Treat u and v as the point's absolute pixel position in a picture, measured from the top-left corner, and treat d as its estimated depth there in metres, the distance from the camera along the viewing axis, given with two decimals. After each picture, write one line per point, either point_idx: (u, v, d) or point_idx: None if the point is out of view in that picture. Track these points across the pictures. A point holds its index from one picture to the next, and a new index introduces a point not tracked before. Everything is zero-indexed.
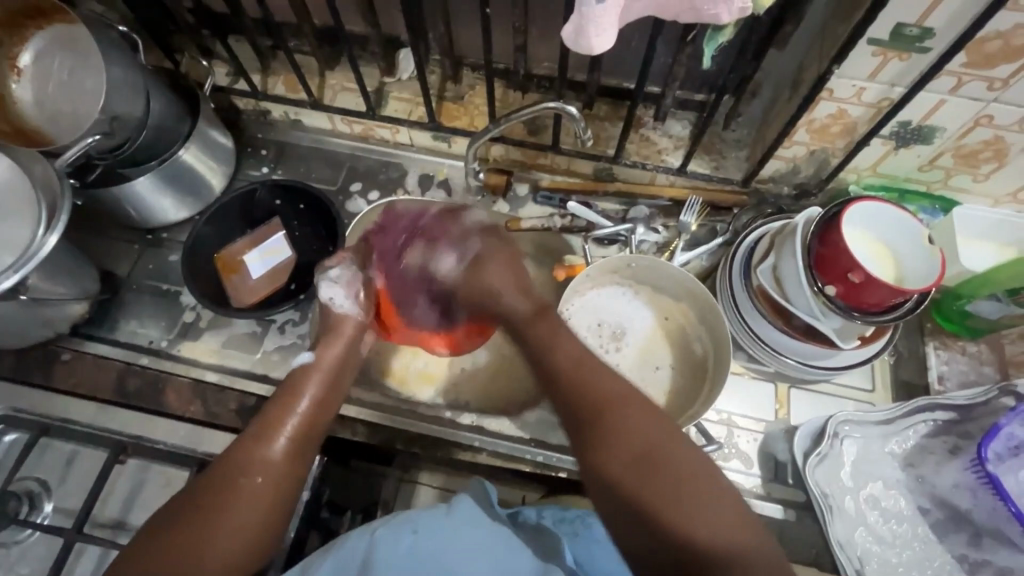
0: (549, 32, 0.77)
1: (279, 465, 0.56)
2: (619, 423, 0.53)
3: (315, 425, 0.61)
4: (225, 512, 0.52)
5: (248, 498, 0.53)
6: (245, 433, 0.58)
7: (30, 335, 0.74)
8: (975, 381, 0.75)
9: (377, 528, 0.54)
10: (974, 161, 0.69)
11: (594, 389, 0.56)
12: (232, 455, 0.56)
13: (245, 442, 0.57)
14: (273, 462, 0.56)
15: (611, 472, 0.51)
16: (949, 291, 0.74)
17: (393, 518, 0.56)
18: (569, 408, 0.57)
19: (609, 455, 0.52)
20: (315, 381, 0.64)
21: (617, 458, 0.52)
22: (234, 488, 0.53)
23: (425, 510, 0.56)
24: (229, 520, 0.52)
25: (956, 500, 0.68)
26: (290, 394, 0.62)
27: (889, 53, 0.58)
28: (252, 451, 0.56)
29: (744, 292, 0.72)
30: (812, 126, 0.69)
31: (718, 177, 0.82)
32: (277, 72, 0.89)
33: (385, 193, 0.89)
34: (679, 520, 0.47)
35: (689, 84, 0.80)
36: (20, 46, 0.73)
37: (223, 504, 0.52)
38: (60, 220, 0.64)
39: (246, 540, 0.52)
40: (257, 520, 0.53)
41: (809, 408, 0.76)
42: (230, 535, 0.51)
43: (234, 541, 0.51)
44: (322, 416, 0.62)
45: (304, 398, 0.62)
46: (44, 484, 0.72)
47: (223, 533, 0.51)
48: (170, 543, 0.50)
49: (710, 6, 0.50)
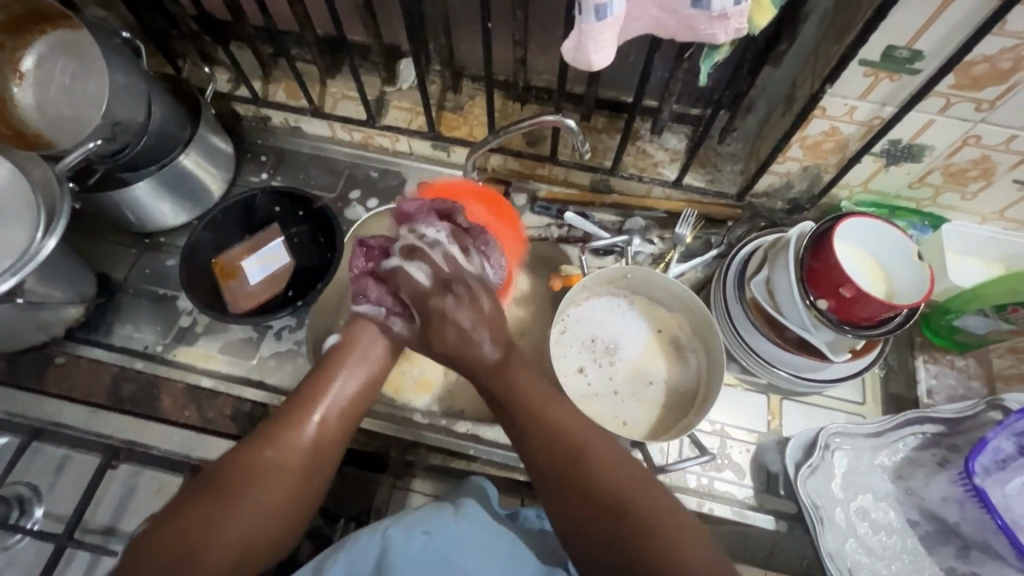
0: (549, 45, 0.78)
1: (308, 450, 0.57)
2: (594, 459, 0.54)
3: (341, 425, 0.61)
4: (249, 491, 0.53)
5: (271, 478, 0.55)
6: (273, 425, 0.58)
7: (24, 338, 0.74)
8: (963, 395, 0.76)
9: (387, 528, 0.55)
10: (962, 179, 0.70)
11: (567, 429, 0.57)
12: (262, 437, 0.57)
13: (277, 423, 0.58)
14: (302, 446, 0.57)
15: (588, 515, 0.52)
16: (938, 305, 0.75)
17: (402, 518, 0.56)
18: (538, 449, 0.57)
19: (582, 499, 0.52)
20: (354, 368, 0.64)
21: (593, 501, 0.52)
22: (258, 469, 0.55)
23: (432, 511, 0.57)
24: (251, 499, 0.53)
25: (944, 513, 0.69)
26: (324, 381, 0.62)
27: (880, 73, 0.60)
28: (281, 433, 0.57)
29: (738, 304, 0.73)
30: (805, 142, 0.71)
31: (712, 191, 0.83)
32: (277, 79, 0.90)
33: (383, 200, 0.90)
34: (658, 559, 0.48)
35: (685, 98, 0.81)
36: (22, 49, 0.73)
37: (249, 484, 0.53)
38: (60, 224, 0.64)
39: (264, 523, 0.53)
40: (278, 503, 0.54)
41: (802, 420, 0.76)
42: (249, 514, 0.52)
43: (253, 522, 0.52)
44: (348, 416, 0.62)
45: (341, 385, 0.62)
46: (36, 488, 0.72)
47: (239, 520, 0.52)
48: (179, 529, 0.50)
49: (707, 26, 0.51)
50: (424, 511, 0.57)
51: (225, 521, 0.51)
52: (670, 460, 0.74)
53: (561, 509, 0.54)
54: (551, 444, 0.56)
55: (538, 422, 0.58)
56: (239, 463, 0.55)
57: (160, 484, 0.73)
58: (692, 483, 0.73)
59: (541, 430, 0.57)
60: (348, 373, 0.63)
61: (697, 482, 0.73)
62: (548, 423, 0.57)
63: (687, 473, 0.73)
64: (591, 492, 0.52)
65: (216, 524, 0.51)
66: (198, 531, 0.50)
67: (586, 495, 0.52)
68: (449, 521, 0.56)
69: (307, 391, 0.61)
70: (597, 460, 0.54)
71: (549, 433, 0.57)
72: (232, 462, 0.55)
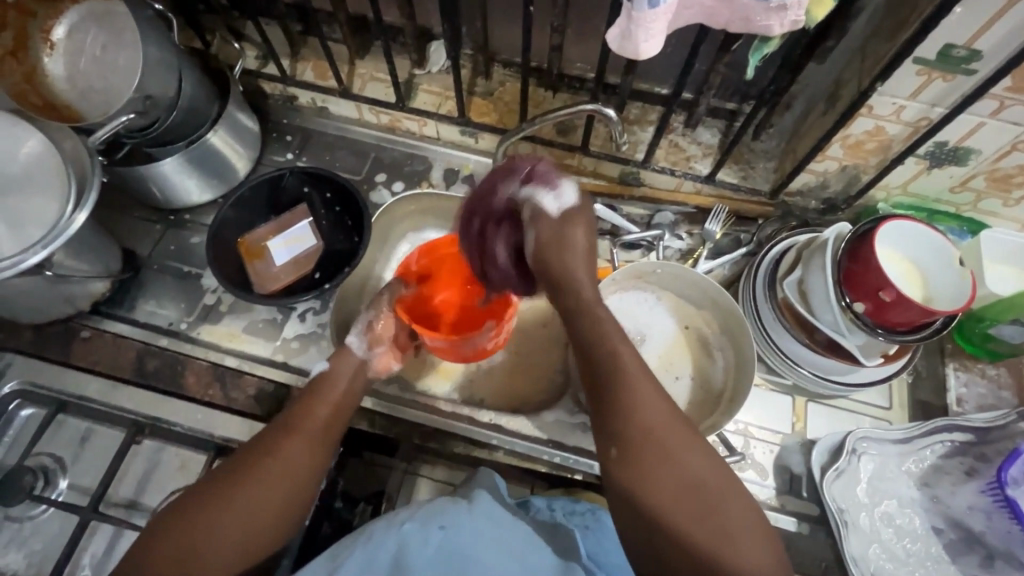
0: (586, 32, 0.76)
1: (294, 461, 0.57)
2: (661, 426, 0.53)
3: (332, 432, 0.62)
4: (235, 505, 0.53)
5: (264, 491, 0.54)
6: (270, 435, 0.59)
7: (50, 310, 0.74)
8: (992, 405, 0.75)
9: (405, 522, 0.53)
10: (1005, 185, 0.69)
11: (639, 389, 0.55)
12: (254, 448, 0.57)
13: (267, 436, 0.58)
14: (290, 455, 0.57)
15: (639, 488, 0.51)
16: (972, 313, 0.74)
17: (416, 511, 0.55)
18: (611, 401, 0.55)
19: (641, 486, 0.51)
20: (335, 389, 0.64)
21: (649, 486, 0.51)
22: (246, 481, 0.54)
23: (447, 504, 0.56)
24: (239, 514, 0.53)
25: (969, 522, 0.69)
26: (311, 396, 0.63)
27: (934, 73, 0.58)
28: (272, 443, 0.57)
29: (768, 304, 0.72)
30: (847, 141, 0.69)
31: (745, 187, 0.81)
32: (306, 58, 0.88)
33: (408, 185, 0.89)
34: (701, 552, 0.48)
35: (723, 92, 0.79)
36: (54, 18, 0.72)
37: (228, 501, 0.53)
38: (90, 197, 0.64)
39: (257, 535, 0.53)
40: (268, 519, 0.54)
41: (826, 422, 0.76)
42: (236, 525, 0.52)
43: (242, 533, 0.53)
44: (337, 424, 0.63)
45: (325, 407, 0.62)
46: (59, 459, 0.73)
47: (232, 527, 0.52)
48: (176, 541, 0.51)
49: (762, 17, 0.50)
50: (439, 504, 0.56)
51: (215, 536, 0.51)
52: None
53: (619, 472, 0.53)
54: (621, 414, 0.54)
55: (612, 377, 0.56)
56: (227, 474, 0.55)
57: (184, 461, 0.73)
58: None
59: (612, 397, 0.55)
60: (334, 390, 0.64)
61: None
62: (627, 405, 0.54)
63: None
64: (648, 476, 0.51)
65: (207, 537, 0.51)
66: (194, 542, 0.51)
67: (642, 476, 0.51)
68: (464, 516, 0.54)
69: (296, 407, 0.62)
70: (665, 441, 0.52)
71: (625, 389, 0.55)
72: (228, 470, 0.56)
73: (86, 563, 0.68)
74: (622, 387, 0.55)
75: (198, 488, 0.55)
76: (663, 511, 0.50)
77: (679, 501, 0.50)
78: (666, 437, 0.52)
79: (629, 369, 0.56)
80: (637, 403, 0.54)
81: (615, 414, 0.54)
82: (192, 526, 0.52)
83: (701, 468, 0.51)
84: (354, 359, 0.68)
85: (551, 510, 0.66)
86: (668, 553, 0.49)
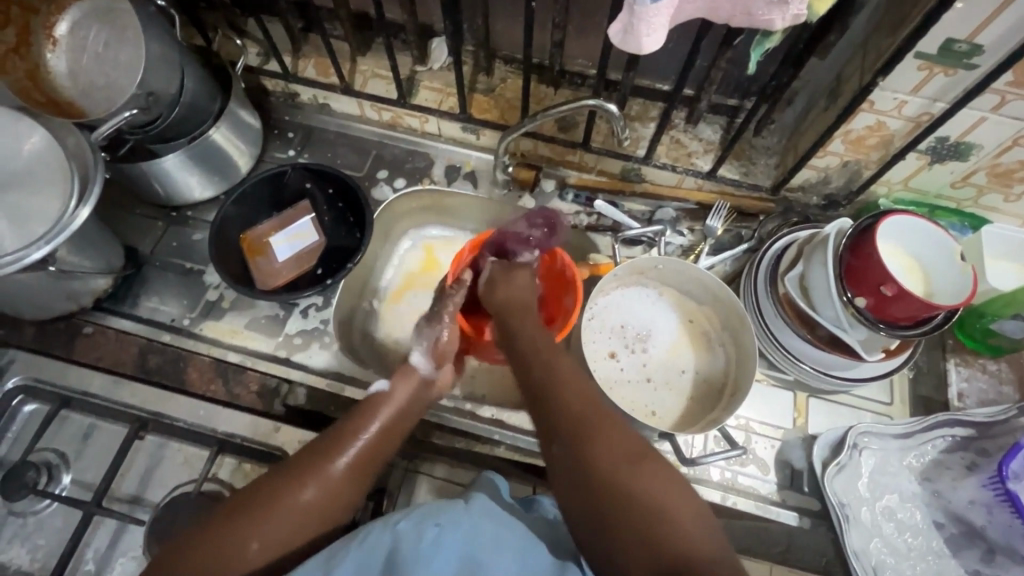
0: (588, 29, 0.77)
1: (339, 483, 0.55)
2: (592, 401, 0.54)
3: (378, 453, 0.59)
4: (277, 521, 0.52)
5: (304, 508, 0.53)
6: (311, 449, 0.57)
7: (53, 306, 0.74)
8: (993, 400, 0.75)
9: (398, 521, 0.52)
10: (1007, 181, 0.69)
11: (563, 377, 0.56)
12: (298, 463, 0.56)
13: (313, 452, 0.57)
14: (337, 477, 0.56)
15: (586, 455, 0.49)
16: (974, 308, 0.74)
17: (412, 511, 0.54)
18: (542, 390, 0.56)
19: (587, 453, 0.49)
20: (388, 409, 0.63)
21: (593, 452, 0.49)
22: (289, 498, 0.53)
23: (443, 504, 0.54)
24: (278, 529, 0.51)
25: (970, 516, 0.68)
26: (361, 416, 0.61)
27: (935, 68, 0.58)
28: (319, 461, 0.56)
29: (769, 300, 0.72)
30: (848, 136, 0.69)
31: (747, 184, 0.81)
32: (308, 55, 0.88)
33: (410, 182, 0.89)
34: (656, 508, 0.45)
35: (725, 88, 0.79)
36: (57, 15, 0.72)
37: (266, 516, 0.51)
38: (93, 193, 0.64)
39: (295, 553, 0.52)
40: (307, 537, 0.53)
41: (827, 418, 0.76)
42: (275, 542, 0.51)
43: (281, 551, 0.51)
44: (386, 446, 0.61)
45: (367, 424, 0.61)
46: (62, 455, 0.73)
47: (266, 544, 0.51)
48: (203, 552, 0.49)
49: (765, 11, 0.50)
50: (434, 504, 0.54)
51: (251, 554, 0.49)
52: (696, 453, 0.73)
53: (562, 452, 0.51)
54: (557, 391, 0.55)
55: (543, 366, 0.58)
56: (270, 487, 0.54)
57: (186, 456, 0.74)
58: (716, 476, 0.72)
59: (541, 385, 0.56)
60: (386, 411, 0.62)
61: (721, 476, 0.72)
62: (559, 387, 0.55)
63: (711, 467, 0.73)
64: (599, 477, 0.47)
65: (241, 553, 0.49)
66: (226, 557, 0.49)
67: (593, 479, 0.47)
68: (462, 515, 0.53)
69: (346, 424, 0.61)
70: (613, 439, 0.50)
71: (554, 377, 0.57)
72: (266, 485, 0.54)
73: (89, 558, 0.68)
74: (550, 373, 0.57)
75: (236, 501, 0.53)
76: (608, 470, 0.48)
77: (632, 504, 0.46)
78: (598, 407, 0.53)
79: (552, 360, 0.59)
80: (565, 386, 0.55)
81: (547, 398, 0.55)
82: (229, 537, 0.50)
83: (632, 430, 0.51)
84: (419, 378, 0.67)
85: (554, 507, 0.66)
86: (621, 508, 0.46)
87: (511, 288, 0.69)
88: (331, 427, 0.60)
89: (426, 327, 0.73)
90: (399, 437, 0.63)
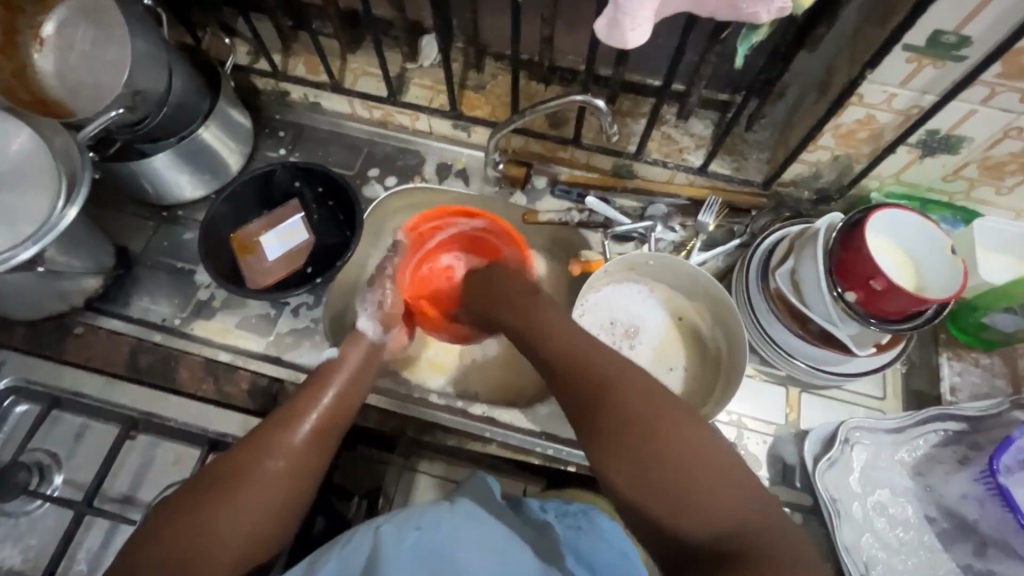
0: (576, 25, 0.76)
1: (296, 454, 0.58)
2: (628, 383, 0.55)
3: (336, 419, 0.63)
4: (240, 495, 0.53)
5: (268, 481, 0.55)
6: (268, 421, 0.60)
7: (43, 306, 0.74)
8: (986, 394, 0.75)
9: (383, 524, 0.53)
10: (999, 173, 0.68)
11: (595, 361, 0.58)
12: (253, 441, 0.58)
13: (267, 430, 0.58)
14: (294, 449, 0.58)
15: (626, 434, 0.52)
16: (967, 302, 0.73)
17: (398, 514, 0.54)
18: (578, 373, 0.58)
19: (626, 434, 0.52)
20: (338, 379, 0.66)
21: (627, 431, 0.52)
22: (248, 473, 0.55)
23: (428, 505, 0.55)
24: (244, 505, 0.53)
25: (962, 510, 0.68)
26: (313, 390, 0.64)
27: (924, 60, 0.58)
28: (274, 436, 0.58)
29: (761, 295, 0.72)
30: (838, 130, 0.69)
31: (738, 179, 0.81)
32: (298, 53, 0.88)
33: (401, 179, 0.89)
34: (696, 478, 0.48)
35: (715, 83, 0.79)
36: (43, 15, 0.72)
37: (229, 491, 0.53)
38: (81, 193, 0.64)
39: (264, 528, 0.53)
40: (275, 513, 0.54)
41: (819, 414, 0.76)
42: (241, 518, 0.52)
43: (249, 526, 0.52)
44: (342, 412, 0.64)
45: (319, 394, 0.64)
46: (54, 455, 0.73)
47: (233, 519, 0.52)
48: (175, 535, 0.50)
49: (749, 4, 0.49)
50: (420, 505, 0.55)
51: (219, 531, 0.51)
52: None
53: (599, 432, 0.53)
54: (592, 376, 0.57)
55: (572, 351, 0.60)
56: (229, 468, 0.55)
57: (178, 455, 0.74)
58: None
59: (577, 368, 0.58)
60: (334, 382, 0.66)
61: None
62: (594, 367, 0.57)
63: None
64: (650, 464, 0.50)
65: (210, 531, 0.51)
66: (193, 537, 0.50)
67: (642, 468, 0.50)
68: (446, 515, 0.53)
69: (299, 398, 0.63)
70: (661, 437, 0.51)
71: (585, 360, 0.59)
72: (225, 463, 0.56)
73: (81, 557, 0.68)
74: (581, 359, 0.59)
75: (196, 486, 0.54)
76: (646, 449, 0.50)
77: (686, 491, 0.48)
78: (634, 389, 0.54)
79: (579, 343, 0.61)
80: (602, 368, 0.57)
81: (581, 383, 0.57)
82: (192, 518, 0.51)
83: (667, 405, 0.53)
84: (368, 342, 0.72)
85: (543, 511, 0.62)
86: (662, 482, 0.49)
87: (506, 283, 0.75)
88: (287, 401, 0.63)
89: (369, 292, 0.81)
90: (353, 404, 0.66)
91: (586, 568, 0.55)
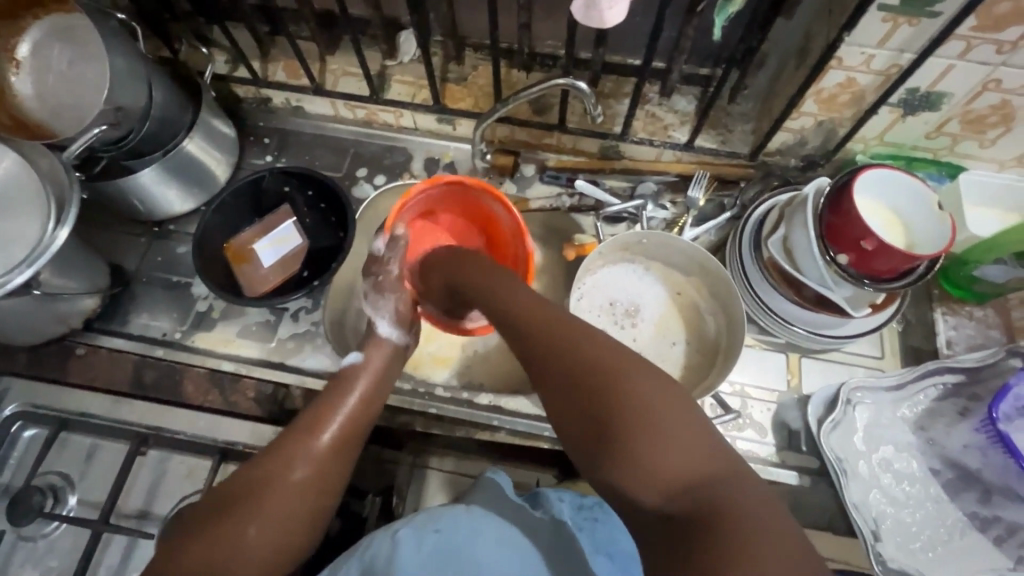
0: (553, 9, 0.76)
1: (322, 463, 0.58)
2: (583, 345, 0.54)
3: (358, 424, 0.62)
4: (272, 509, 0.54)
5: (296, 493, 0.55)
6: (290, 429, 0.59)
7: (41, 329, 0.74)
8: (981, 344, 0.76)
9: (400, 529, 0.54)
10: (981, 126, 0.69)
11: (552, 329, 0.57)
12: (278, 448, 0.58)
13: (290, 438, 0.58)
14: (319, 459, 0.58)
15: (583, 400, 0.51)
16: (956, 257, 0.74)
17: (414, 518, 0.56)
18: (538, 343, 0.57)
19: (582, 400, 0.51)
20: (361, 380, 0.65)
21: (583, 395, 0.51)
22: (278, 485, 0.55)
23: (445, 508, 0.56)
24: (274, 514, 0.53)
25: (966, 460, 0.70)
26: (338, 391, 0.63)
27: (899, 19, 0.58)
28: (301, 440, 0.58)
29: (755, 265, 0.73)
30: (820, 95, 0.69)
31: (725, 151, 0.81)
32: (276, 58, 0.88)
33: (390, 177, 0.89)
34: (654, 438, 0.47)
35: (695, 57, 0.79)
36: (17, 37, 0.71)
37: (257, 500, 0.54)
38: (71, 213, 0.63)
39: (292, 537, 0.54)
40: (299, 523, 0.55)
41: (820, 377, 0.77)
42: (269, 528, 0.53)
43: (277, 538, 0.53)
44: (366, 415, 0.63)
45: (341, 400, 0.63)
46: (67, 477, 0.73)
47: (262, 529, 0.53)
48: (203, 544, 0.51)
49: None
50: (436, 508, 0.57)
51: (248, 539, 0.52)
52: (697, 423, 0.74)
53: (560, 400, 0.53)
54: (551, 342, 0.56)
55: (532, 319, 0.59)
56: (257, 476, 0.55)
57: (190, 468, 0.74)
58: None
59: (535, 334, 0.58)
60: (360, 383, 0.65)
61: None
62: (549, 334, 0.56)
63: None
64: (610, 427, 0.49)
65: (239, 540, 0.52)
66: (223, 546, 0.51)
67: (603, 432, 0.49)
68: (462, 517, 0.55)
69: (320, 402, 0.62)
70: (622, 399, 0.49)
71: (543, 328, 0.57)
72: (252, 472, 0.56)
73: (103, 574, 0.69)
74: (537, 327, 0.58)
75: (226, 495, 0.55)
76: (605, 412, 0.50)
77: (645, 451, 0.47)
78: (589, 352, 0.53)
79: (538, 309, 0.60)
80: (561, 334, 0.56)
81: (542, 351, 0.56)
82: (221, 531, 0.52)
83: (622, 365, 0.52)
84: (388, 345, 0.69)
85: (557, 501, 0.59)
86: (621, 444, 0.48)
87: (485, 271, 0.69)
88: (306, 408, 0.63)
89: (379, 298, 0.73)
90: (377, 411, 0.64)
91: (607, 558, 0.55)
